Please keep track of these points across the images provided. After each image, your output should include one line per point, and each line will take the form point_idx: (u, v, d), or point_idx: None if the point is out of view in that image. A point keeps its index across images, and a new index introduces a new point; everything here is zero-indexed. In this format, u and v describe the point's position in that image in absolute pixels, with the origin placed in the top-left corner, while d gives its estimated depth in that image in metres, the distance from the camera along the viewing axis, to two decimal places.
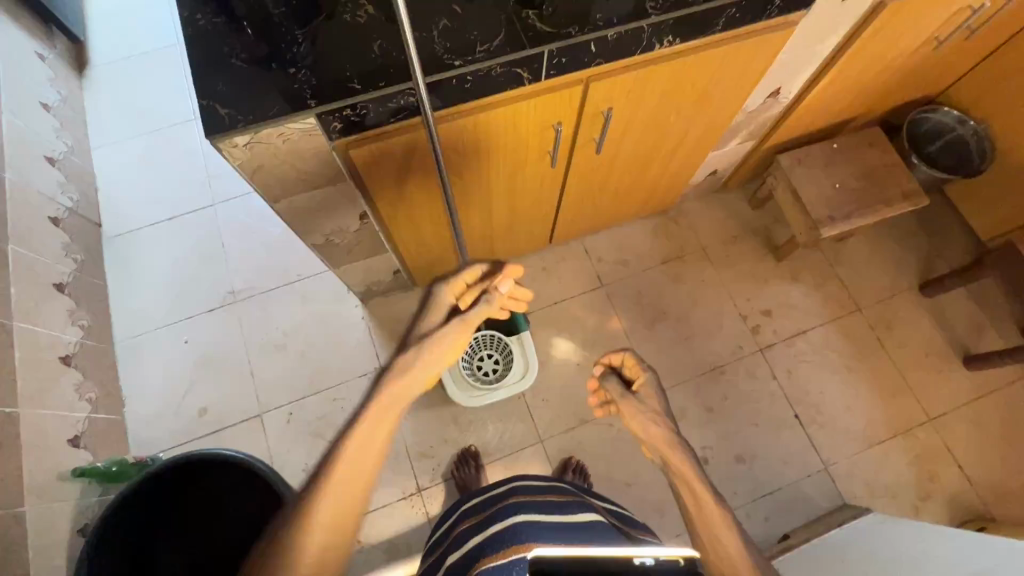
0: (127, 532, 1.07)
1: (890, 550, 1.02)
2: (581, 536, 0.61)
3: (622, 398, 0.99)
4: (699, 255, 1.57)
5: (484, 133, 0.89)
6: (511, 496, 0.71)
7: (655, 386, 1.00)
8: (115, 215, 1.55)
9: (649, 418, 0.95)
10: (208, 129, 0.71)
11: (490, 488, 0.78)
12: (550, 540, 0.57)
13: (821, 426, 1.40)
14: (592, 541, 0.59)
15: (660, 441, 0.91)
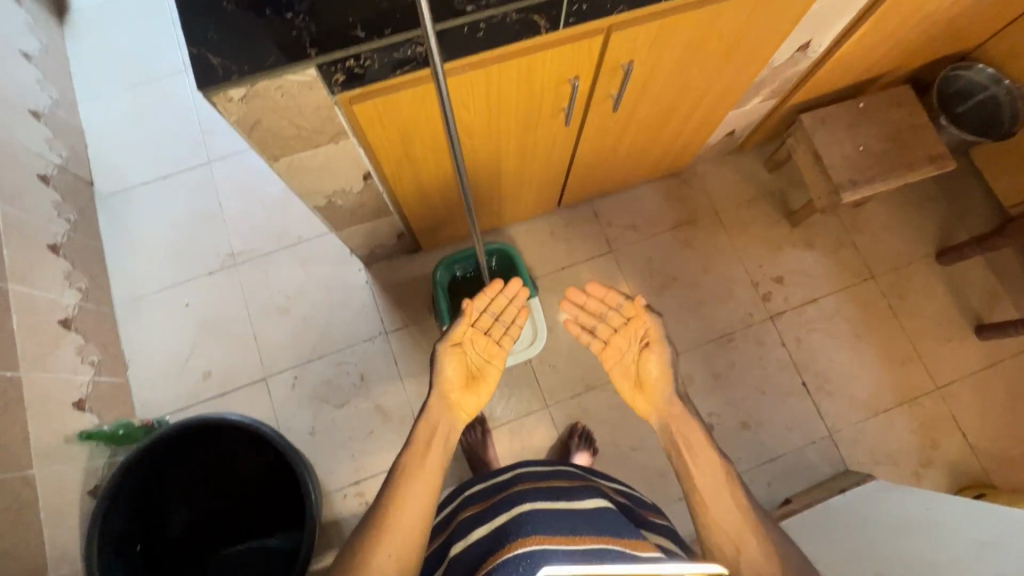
0: (138, 500, 1.08)
1: (891, 515, 1.03)
2: (578, 525, 0.69)
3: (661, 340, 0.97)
4: (712, 220, 1.52)
5: (496, 86, 0.83)
6: (515, 487, 0.80)
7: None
8: (106, 173, 1.49)
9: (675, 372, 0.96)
10: (200, 80, 0.65)
11: (496, 475, 0.88)
12: (544, 536, 0.65)
13: (827, 394, 1.40)
14: (588, 534, 0.67)
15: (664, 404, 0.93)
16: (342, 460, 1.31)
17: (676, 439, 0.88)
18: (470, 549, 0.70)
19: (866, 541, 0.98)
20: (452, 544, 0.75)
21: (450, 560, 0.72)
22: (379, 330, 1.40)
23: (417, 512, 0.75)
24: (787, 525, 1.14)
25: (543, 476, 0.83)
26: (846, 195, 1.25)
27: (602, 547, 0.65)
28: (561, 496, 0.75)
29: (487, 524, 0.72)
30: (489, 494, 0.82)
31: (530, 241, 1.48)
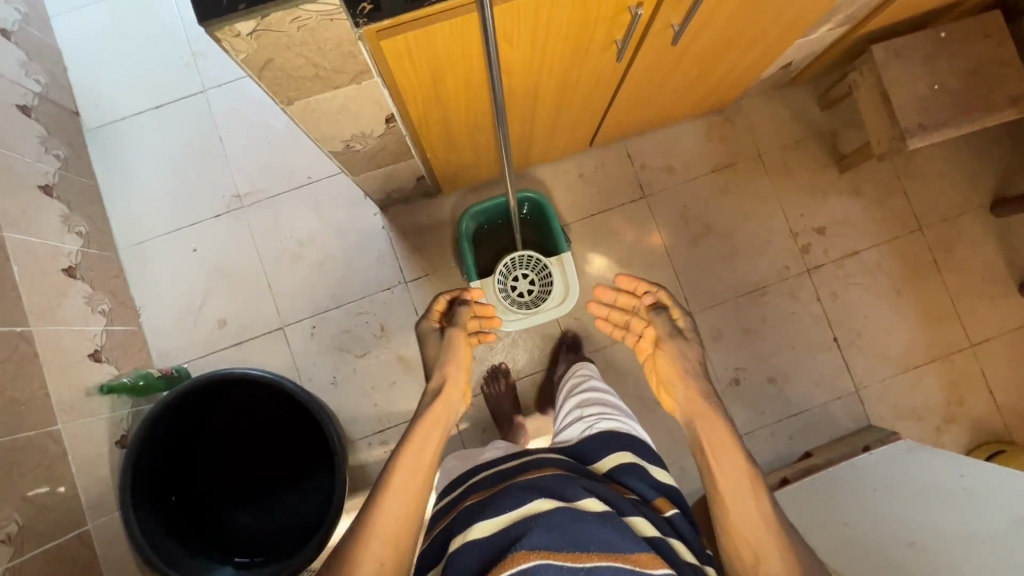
0: (159, 460, 1.07)
1: (915, 481, 1.03)
2: (586, 528, 0.64)
3: (670, 336, 0.91)
4: (755, 163, 1.41)
5: (546, 15, 0.70)
6: (517, 479, 0.79)
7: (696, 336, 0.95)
8: (93, 102, 1.35)
9: (694, 364, 0.89)
10: (199, 12, 0.53)
11: (504, 463, 0.87)
12: (547, 550, 0.61)
13: (858, 350, 1.37)
14: (592, 549, 0.62)
15: (693, 400, 0.85)
16: (364, 410, 1.30)
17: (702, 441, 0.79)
18: (471, 547, 0.67)
19: (890, 508, 0.99)
20: (449, 539, 0.73)
21: (447, 556, 0.69)
22: (398, 278, 1.34)
23: (404, 511, 0.69)
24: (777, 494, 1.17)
25: (549, 466, 0.82)
26: (912, 143, 1.13)
27: (610, 565, 0.61)
28: (565, 487, 0.73)
29: (487, 521, 0.69)
30: (493, 484, 0.81)
31: (558, 184, 1.37)
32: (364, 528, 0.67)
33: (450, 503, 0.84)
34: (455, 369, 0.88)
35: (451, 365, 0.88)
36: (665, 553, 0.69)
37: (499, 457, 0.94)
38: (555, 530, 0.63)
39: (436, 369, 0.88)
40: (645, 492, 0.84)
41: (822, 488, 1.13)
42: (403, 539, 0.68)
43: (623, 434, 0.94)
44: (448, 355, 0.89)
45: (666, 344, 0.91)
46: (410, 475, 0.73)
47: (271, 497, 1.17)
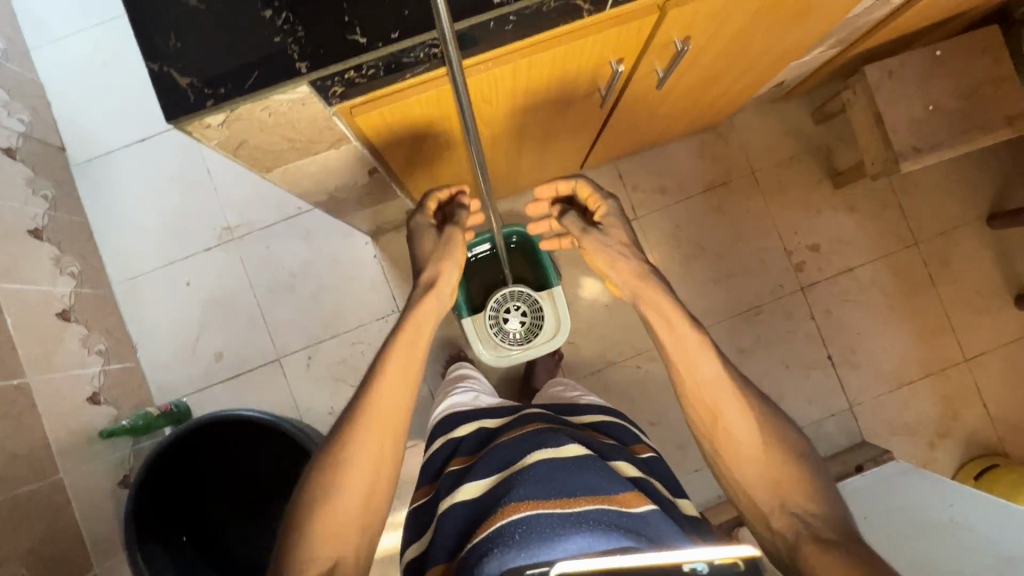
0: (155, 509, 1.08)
1: (904, 510, 1.05)
2: (569, 474, 0.65)
3: (582, 235, 0.87)
4: (748, 180, 1.39)
5: (524, 77, 0.69)
6: (501, 438, 0.79)
7: (621, 216, 0.88)
8: (78, 136, 1.34)
9: (616, 253, 0.84)
10: (168, 110, 0.53)
11: (488, 425, 0.87)
12: (536, 500, 0.62)
13: (852, 367, 1.37)
14: (579, 493, 0.62)
15: (631, 277, 0.81)
16: None
17: (645, 316, 0.78)
18: (459, 507, 0.68)
19: (879, 538, 1.01)
20: (440, 501, 0.73)
21: (438, 517, 0.70)
22: (391, 307, 1.34)
23: (401, 401, 0.69)
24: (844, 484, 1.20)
25: (531, 418, 0.81)
26: (905, 166, 1.12)
27: (597, 507, 0.61)
28: (547, 435, 0.73)
29: (473, 483, 0.70)
30: (479, 447, 0.81)
31: None
32: (363, 419, 0.67)
33: (435, 458, 0.84)
34: (448, 271, 0.82)
35: (446, 261, 0.81)
36: (647, 491, 0.70)
37: (485, 408, 0.93)
38: (539, 480, 0.64)
39: (430, 262, 0.82)
40: (623, 437, 0.85)
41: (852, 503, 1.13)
42: (401, 422, 0.68)
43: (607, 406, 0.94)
44: (445, 251, 0.82)
45: (583, 244, 0.87)
46: (410, 352, 0.72)
47: (255, 526, 1.19)
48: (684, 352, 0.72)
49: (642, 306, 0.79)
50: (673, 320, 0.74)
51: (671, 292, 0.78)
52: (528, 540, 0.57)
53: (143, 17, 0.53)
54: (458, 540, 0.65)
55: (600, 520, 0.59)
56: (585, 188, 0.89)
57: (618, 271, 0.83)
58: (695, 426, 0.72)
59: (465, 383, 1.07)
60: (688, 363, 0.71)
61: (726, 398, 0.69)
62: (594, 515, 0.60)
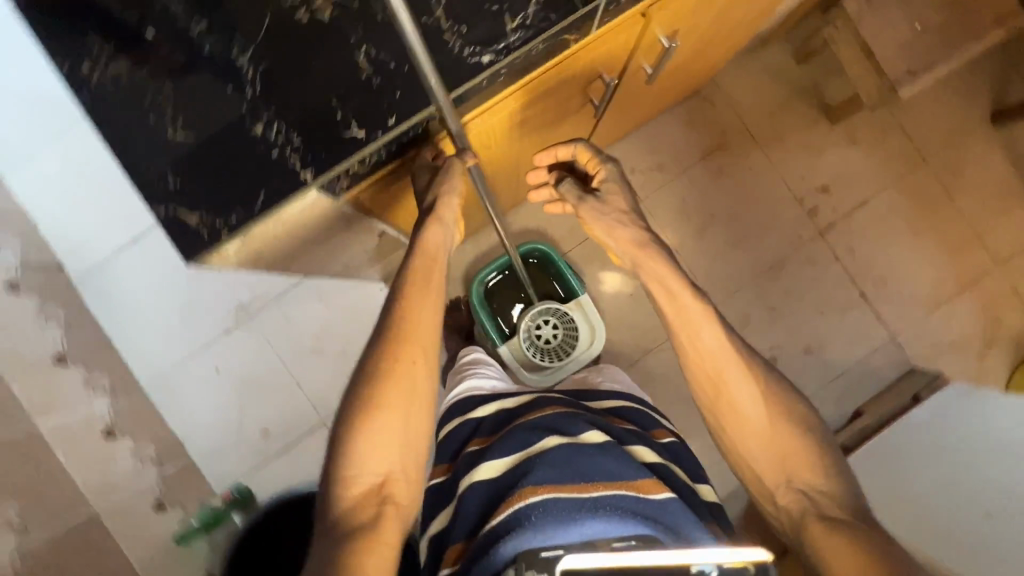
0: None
1: (972, 444, 1.02)
2: (589, 460, 0.58)
3: (578, 204, 0.80)
4: (743, 136, 1.36)
5: (517, 113, 0.67)
6: (522, 417, 0.69)
7: (620, 179, 0.80)
8: (74, 252, 1.31)
9: (614, 222, 0.77)
10: (184, 251, 0.52)
11: (507, 399, 0.76)
12: (553, 484, 0.55)
13: (886, 299, 1.36)
14: (596, 479, 0.56)
15: (630, 245, 0.75)
16: None
17: (649, 288, 0.72)
18: (476, 488, 0.60)
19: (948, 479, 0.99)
20: (459, 482, 0.64)
21: (457, 499, 0.62)
22: None
23: (430, 319, 0.65)
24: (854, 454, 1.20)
25: (549, 399, 0.71)
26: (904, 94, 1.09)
27: (617, 494, 0.55)
28: (567, 422, 0.64)
29: (496, 462, 0.62)
30: (499, 425, 0.71)
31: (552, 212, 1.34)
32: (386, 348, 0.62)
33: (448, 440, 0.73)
34: (448, 195, 0.66)
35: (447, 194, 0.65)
36: (669, 481, 0.62)
37: (500, 390, 0.80)
38: (558, 463, 0.57)
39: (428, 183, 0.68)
40: (644, 423, 0.74)
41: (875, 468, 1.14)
42: (429, 343, 0.64)
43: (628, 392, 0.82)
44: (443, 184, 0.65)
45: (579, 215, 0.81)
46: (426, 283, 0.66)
47: None
48: (686, 312, 0.68)
49: (642, 275, 0.74)
50: (677, 289, 0.70)
51: (676, 261, 0.73)
52: (543, 524, 0.52)
53: (136, 164, 0.52)
54: (478, 521, 0.58)
55: (617, 506, 0.53)
56: (582, 153, 0.80)
57: (613, 238, 0.78)
58: (697, 399, 0.68)
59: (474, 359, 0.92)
60: (690, 327, 0.67)
61: (726, 364, 0.65)
62: (613, 501, 0.54)
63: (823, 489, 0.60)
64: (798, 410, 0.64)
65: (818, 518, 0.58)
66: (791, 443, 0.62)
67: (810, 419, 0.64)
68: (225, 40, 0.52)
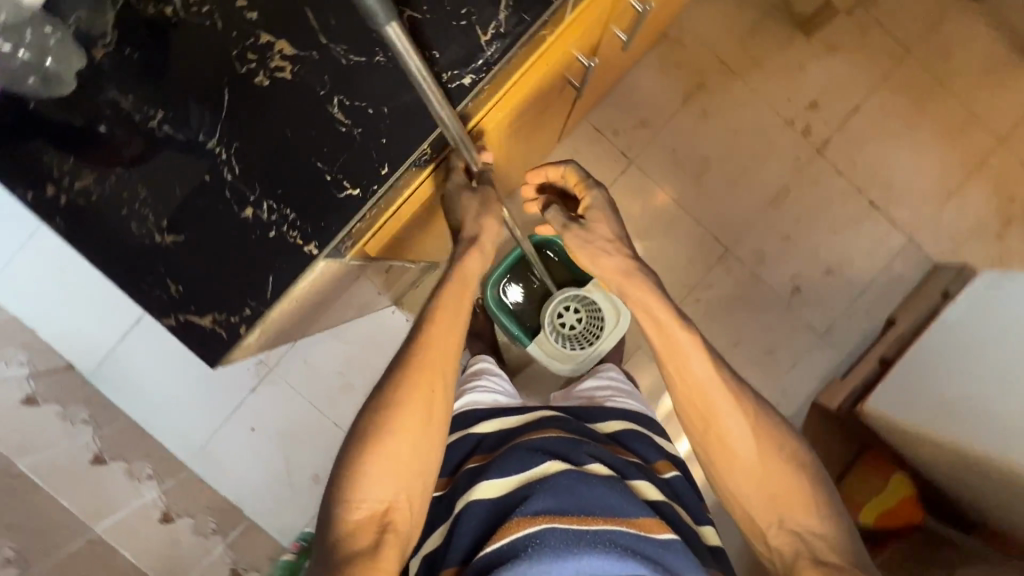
0: None
1: (999, 333, 1.02)
2: (593, 490, 0.58)
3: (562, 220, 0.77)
4: (721, 70, 1.31)
5: (504, 121, 0.63)
6: (521, 437, 0.69)
7: (607, 207, 0.78)
8: (81, 348, 1.28)
9: (600, 249, 0.74)
10: (206, 355, 0.49)
11: (512, 412, 0.76)
12: (552, 513, 0.55)
13: (896, 201, 1.33)
14: (593, 511, 0.56)
15: (618, 273, 0.74)
16: None
17: (636, 318, 0.72)
18: (475, 509, 0.59)
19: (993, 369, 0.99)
20: (456, 500, 0.63)
21: (455, 517, 0.61)
22: None
23: (449, 346, 0.62)
24: (875, 402, 1.20)
25: (553, 422, 0.72)
26: None
27: (615, 528, 0.55)
28: (570, 448, 0.65)
29: (496, 480, 0.61)
30: (499, 442, 0.71)
31: None
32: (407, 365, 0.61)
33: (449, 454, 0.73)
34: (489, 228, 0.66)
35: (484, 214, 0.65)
36: (668, 519, 0.64)
37: (504, 405, 0.79)
38: (562, 491, 0.57)
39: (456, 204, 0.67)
40: (646, 454, 0.76)
41: (901, 401, 1.14)
42: (450, 365, 0.62)
43: (631, 413, 0.82)
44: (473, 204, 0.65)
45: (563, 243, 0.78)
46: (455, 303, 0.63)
47: None
48: (676, 345, 0.69)
49: (628, 304, 0.73)
50: (665, 321, 0.70)
51: (661, 289, 0.73)
52: (540, 556, 0.51)
53: (133, 276, 0.50)
54: (477, 542, 0.57)
55: (615, 541, 0.53)
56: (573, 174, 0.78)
57: (598, 266, 0.75)
58: (691, 434, 0.71)
59: (480, 370, 0.90)
60: (680, 362, 0.69)
61: (717, 402, 0.67)
62: (613, 536, 0.54)
63: (816, 531, 0.64)
64: (790, 446, 0.67)
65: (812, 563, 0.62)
66: (783, 483, 0.65)
67: (805, 457, 0.67)
68: (189, 125, 0.49)
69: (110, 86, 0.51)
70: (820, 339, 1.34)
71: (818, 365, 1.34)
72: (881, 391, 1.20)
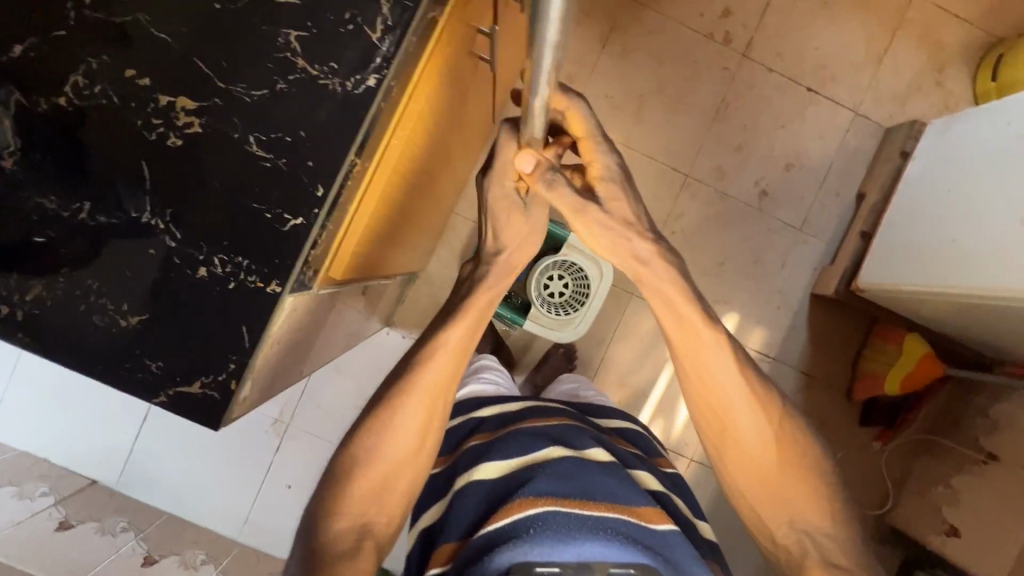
0: None
1: (961, 175, 1.04)
2: (594, 476, 0.64)
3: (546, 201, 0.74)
4: (629, 6, 1.31)
5: (428, 113, 0.62)
6: (525, 421, 0.75)
7: (620, 175, 0.74)
8: (97, 464, 1.29)
9: (620, 235, 0.73)
10: (204, 419, 0.49)
11: (513, 401, 0.83)
12: (554, 497, 0.60)
13: (833, 81, 1.35)
14: (595, 495, 0.61)
15: (630, 259, 0.73)
16: None
17: (649, 301, 0.74)
18: (477, 486, 0.65)
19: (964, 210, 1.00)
20: (456, 478, 0.69)
21: (455, 493, 0.67)
22: None
23: (448, 368, 0.68)
24: (865, 277, 1.23)
25: (551, 411, 0.79)
26: None
27: (617, 516, 0.60)
28: (573, 434, 0.72)
29: (495, 462, 0.67)
30: (500, 424, 0.77)
31: None
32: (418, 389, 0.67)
33: (453, 433, 0.79)
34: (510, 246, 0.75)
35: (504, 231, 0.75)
36: (668, 506, 0.70)
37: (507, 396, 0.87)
38: (564, 476, 0.63)
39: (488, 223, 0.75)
40: (647, 448, 0.85)
41: (886, 268, 1.17)
42: (447, 398, 0.69)
43: (628, 414, 0.92)
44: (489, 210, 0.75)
45: (580, 223, 0.73)
46: (464, 342, 0.70)
47: None
48: (698, 347, 0.71)
49: (646, 293, 0.74)
50: (688, 317, 0.72)
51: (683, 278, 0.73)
52: (542, 537, 0.55)
53: (108, 368, 0.49)
54: (474, 519, 0.62)
55: (617, 528, 0.58)
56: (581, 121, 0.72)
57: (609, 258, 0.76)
58: (702, 431, 0.74)
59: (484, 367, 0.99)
60: (699, 364, 0.72)
61: (735, 401, 0.71)
62: (614, 524, 0.59)
63: (826, 530, 0.68)
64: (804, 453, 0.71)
65: (822, 564, 0.66)
66: (792, 487, 0.69)
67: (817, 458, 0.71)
68: (118, 203, 0.48)
69: (28, 191, 0.48)
70: (800, 232, 1.36)
71: (805, 259, 1.36)
72: (866, 286, 1.22)
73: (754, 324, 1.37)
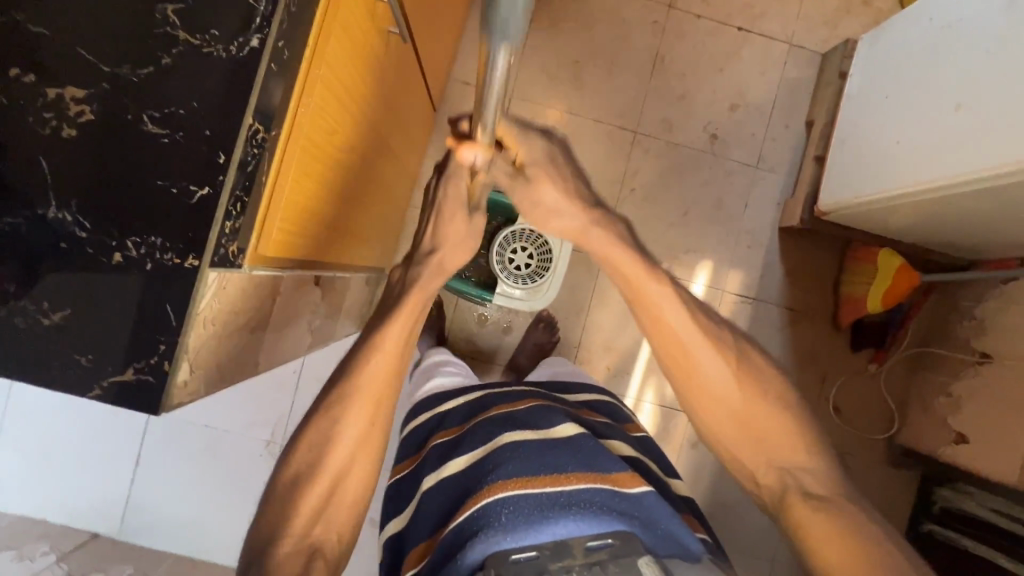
0: None
1: (896, 79, 1.04)
2: (562, 455, 0.63)
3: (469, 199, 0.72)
4: None
5: (341, 83, 0.62)
6: (491, 408, 0.75)
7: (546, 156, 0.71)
8: (99, 515, 1.27)
9: (549, 212, 0.74)
10: (142, 407, 0.49)
11: (473, 390, 0.84)
12: (523, 480, 0.59)
13: (762, 17, 1.36)
14: (566, 470, 0.61)
15: (571, 231, 0.75)
16: None
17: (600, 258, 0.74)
18: (446, 481, 0.65)
19: (904, 111, 1.00)
20: (422, 480, 0.69)
21: (421, 494, 0.67)
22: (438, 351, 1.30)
23: (383, 366, 0.68)
24: (823, 202, 1.23)
25: (518, 395, 0.78)
26: None
27: (591, 487, 0.60)
28: (539, 416, 0.70)
29: (458, 458, 0.66)
30: (467, 413, 0.76)
31: None
32: (369, 385, 0.66)
33: (419, 432, 0.79)
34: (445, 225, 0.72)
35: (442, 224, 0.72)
36: (642, 470, 0.71)
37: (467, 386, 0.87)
38: (533, 459, 0.62)
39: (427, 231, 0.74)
40: (619, 419, 0.86)
41: (840, 186, 1.17)
42: (387, 395, 0.68)
43: (591, 384, 0.94)
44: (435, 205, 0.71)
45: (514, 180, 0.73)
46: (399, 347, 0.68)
47: None
48: (648, 297, 0.71)
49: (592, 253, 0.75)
50: (636, 273, 0.72)
51: (631, 239, 0.75)
52: (515, 523, 0.55)
53: (37, 366, 0.48)
54: (441, 518, 0.62)
55: (593, 499, 0.58)
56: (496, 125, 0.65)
57: None
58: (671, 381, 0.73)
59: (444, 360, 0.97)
60: (653, 310, 0.72)
61: (694, 342, 0.71)
62: (587, 495, 0.59)
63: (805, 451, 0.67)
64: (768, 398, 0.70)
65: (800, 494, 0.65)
66: (766, 423, 0.69)
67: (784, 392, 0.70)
68: (19, 198, 0.47)
69: None
70: (757, 169, 1.36)
71: (767, 194, 1.37)
72: (834, 211, 1.21)
73: (729, 268, 1.36)
